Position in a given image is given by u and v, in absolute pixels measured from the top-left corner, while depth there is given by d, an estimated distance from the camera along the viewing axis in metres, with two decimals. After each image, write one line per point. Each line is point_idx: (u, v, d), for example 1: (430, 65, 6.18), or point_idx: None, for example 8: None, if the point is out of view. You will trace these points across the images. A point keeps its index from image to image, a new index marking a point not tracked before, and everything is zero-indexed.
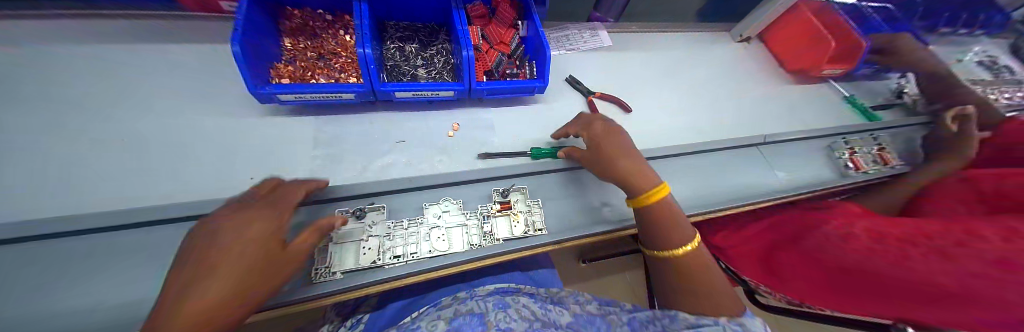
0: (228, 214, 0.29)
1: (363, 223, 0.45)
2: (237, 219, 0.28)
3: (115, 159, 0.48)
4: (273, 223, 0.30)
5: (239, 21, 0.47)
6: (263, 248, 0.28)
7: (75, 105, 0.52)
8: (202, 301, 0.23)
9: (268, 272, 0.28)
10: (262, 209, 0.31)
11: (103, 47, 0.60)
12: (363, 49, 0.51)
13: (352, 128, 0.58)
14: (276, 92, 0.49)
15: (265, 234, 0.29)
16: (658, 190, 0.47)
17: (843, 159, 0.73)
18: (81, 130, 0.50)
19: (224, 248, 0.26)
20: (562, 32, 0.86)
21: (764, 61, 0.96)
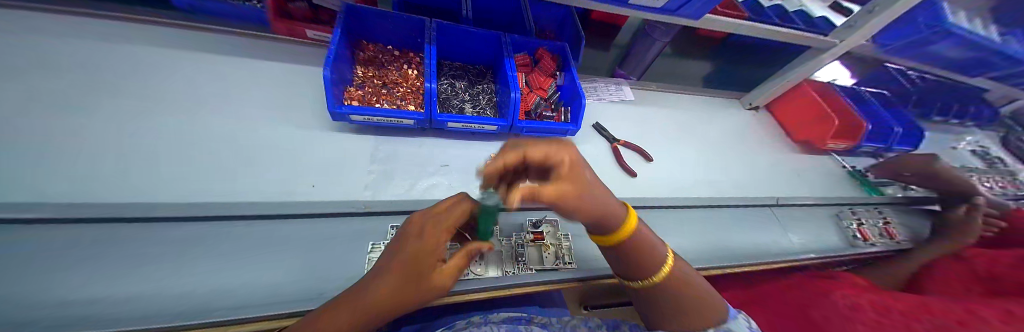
0: (416, 227, 0.35)
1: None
2: (410, 233, 0.35)
3: (199, 156, 0.54)
4: (432, 241, 0.33)
5: (332, 50, 0.56)
6: (416, 264, 0.31)
7: (172, 105, 0.59)
8: (357, 307, 0.28)
9: (415, 292, 0.30)
10: (430, 226, 0.35)
11: (199, 56, 0.69)
12: (430, 84, 0.59)
13: (402, 150, 0.64)
14: (350, 112, 0.56)
15: (421, 252, 0.32)
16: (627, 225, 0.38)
17: (850, 229, 0.77)
18: (174, 128, 0.56)
19: (393, 258, 0.32)
20: (590, 83, 0.95)
21: (772, 128, 1.04)
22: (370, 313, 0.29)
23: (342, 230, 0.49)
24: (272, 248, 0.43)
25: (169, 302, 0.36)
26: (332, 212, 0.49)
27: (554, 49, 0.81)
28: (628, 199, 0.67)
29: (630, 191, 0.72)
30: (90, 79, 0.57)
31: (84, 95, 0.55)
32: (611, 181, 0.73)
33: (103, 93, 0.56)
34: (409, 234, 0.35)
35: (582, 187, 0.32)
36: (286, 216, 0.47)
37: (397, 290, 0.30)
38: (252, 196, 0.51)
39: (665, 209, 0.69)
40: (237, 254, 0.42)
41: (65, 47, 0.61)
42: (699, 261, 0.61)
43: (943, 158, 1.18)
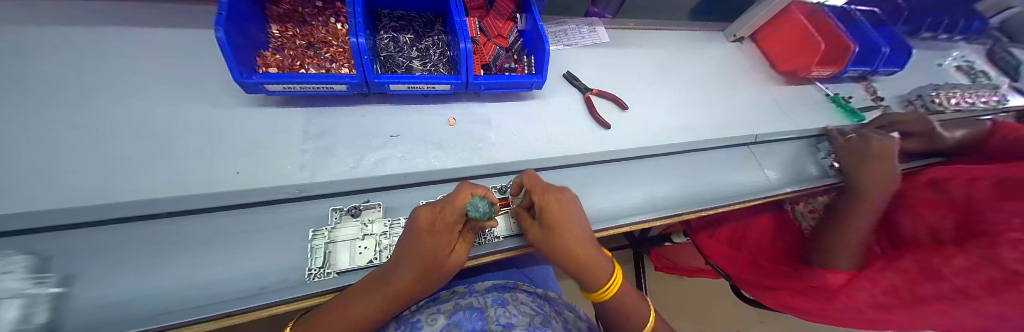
0: (426, 222, 0.36)
1: (359, 221, 0.46)
2: (422, 232, 0.36)
3: (68, 145, 0.43)
4: (440, 242, 0.37)
5: (223, 3, 0.45)
6: (431, 264, 0.36)
7: (27, 84, 0.47)
8: (385, 291, 0.36)
9: (432, 280, 0.38)
10: (439, 224, 0.36)
11: (63, 26, 0.55)
12: (358, 38, 0.49)
13: (343, 122, 0.56)
14: (263, 81, 0.47)
15: (432, 255, 0.36)
16: (613, 285, 0.41)
17: (826, 160, 0.75)
18: (37, 113, 0.45)
19: (406, 253, 0.36)
20: (559, 27, 0.84)
21: (757, 61, 0.97)
22: (392, 304, 0.36)
23: (279, 218, 0.45)
24: (202, 247, 0.40)
25: (76, 315, 0.33)
26: (265, 199, 0.44)
27: None
28: (601, 152, 0.63)
29: (603, 144, 0.67)
30: None
31: None
32: (582, 135, 0.67)
33: None
34: (418, 230, 0.36)
35: (565, 236, 0.38)
36: (218, 206, 0.43)
37: (413, 281, 0.36)
38: (164, 190, 0.44)
39: (640, 159, 0.65)
40: (162, 256, 0.39)
41: None
42: (674, 207, 0.59)
43: (928, 78, 1.15)
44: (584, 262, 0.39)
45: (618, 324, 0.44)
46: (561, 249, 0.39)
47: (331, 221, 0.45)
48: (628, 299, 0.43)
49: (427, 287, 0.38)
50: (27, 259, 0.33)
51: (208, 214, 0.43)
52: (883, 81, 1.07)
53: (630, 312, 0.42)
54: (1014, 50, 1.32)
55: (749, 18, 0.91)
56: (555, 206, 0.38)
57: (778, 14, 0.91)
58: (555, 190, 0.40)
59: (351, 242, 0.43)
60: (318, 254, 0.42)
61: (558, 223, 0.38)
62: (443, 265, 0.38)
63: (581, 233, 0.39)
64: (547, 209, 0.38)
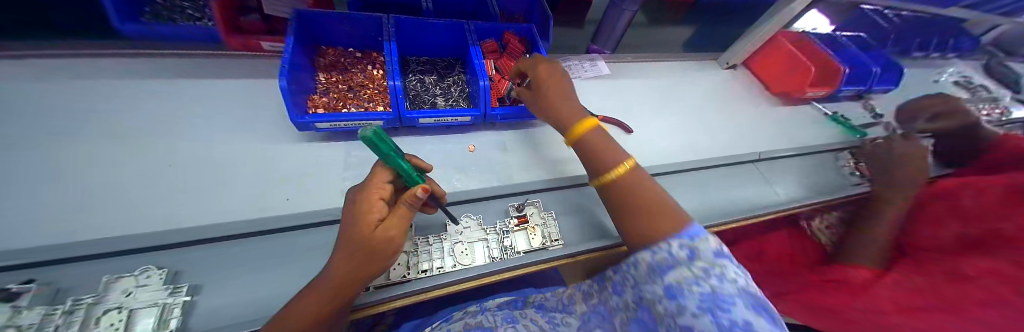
0: (354, 201, 0.36)
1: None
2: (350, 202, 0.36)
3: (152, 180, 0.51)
4: (366, 212, 0.35)
5: (287, 60, 0.54)
6: (360, 251, 0.34)
7: (121, 130, 0.57)
8: (323, 288, 0.33)
9: (369, 265, 0.35)
10: (364, 201, 0.35)
11: (149, 81, 0.66)
12: (395, 81, 0.58)
13: (375, 152, 0.63)
14: (314, 120, 0.55)
15: (355, 227, 0.34)
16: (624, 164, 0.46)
17: (848, 169, 0.80)
18: (125, 155, 0.54)
19: (340, 238, 0.35)
20: (564, 62, 0.94)
21: (753, 85, 1.03)
22: (335, 285, 0.33)
23: (320, 239, 0.50)
24: (252, 267, 0.46)
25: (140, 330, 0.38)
26: (308, 222, 0.50)
27: (521, 31, 0.79)
28: None
29: None
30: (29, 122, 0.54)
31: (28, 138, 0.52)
32: None
33: (48, 134, 0.53)
34: (351, 209, 0.36)
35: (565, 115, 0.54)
36: (268, 230, 0.49)
37: (348, 268, 0.34)
38: (223, 215, 0.50)
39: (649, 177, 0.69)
40: (220, 275, 0.44)
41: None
42: None
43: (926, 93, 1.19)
44: (594, 138, 0.50)
45: (635, 215, 0.43)
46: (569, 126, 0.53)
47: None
48: (642, 186, 0.44)
49: (367, 268, 0.35)
50: (163, 273, 0.42)
51: (258, 238, 0.49)
52: (881, 98, 1.11)
53: (646, 204, 0.42)
54: (1009, 64, 1.37)
55: (739, 47, 1.00)
56: (556, 98, 0.55)
57: (766, 43, 0.99)
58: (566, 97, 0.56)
59: None
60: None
61: (561, 104, 0.54)
62: (375, 250, 0.35)
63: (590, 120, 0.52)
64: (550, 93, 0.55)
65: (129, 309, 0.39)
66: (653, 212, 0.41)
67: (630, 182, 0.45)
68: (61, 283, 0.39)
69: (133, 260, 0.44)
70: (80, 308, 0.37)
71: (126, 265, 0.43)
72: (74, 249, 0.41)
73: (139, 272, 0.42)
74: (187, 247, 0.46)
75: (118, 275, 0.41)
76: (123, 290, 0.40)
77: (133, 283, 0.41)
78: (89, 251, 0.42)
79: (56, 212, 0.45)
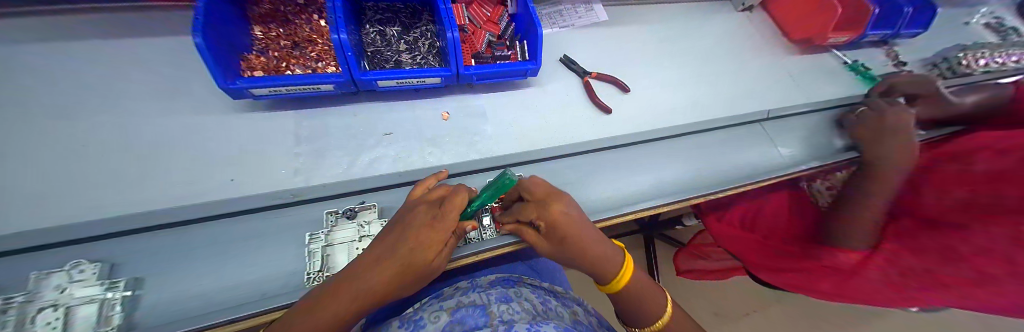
0: (429, 217, 0.35)
1: (354, 223, 0.45)
2: (423, 223, 0.34)
3: (59, 162, 0.43)
4: (437, 232, 0.34)
5: (197, 6, 0.43)
6: (417, 262, 0.33)
7: (14, 103, 0.47)
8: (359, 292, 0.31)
9: (415, 279, 0.34)
10: (438, 221, 0.35)
11: (44, 41, 0.54)
12: (340, 35, 0.47)
13: (333, 123, 0.55)
14: (247, 86, 0.46)
15: (421, 250, 0.33)
16: (625, 271, 0.41)
17: None
18: (22, 133, 0.45)
19: (396, 247, 0.33)
20: (554, 8, 0.80)
21: (768, 31, 0.91)
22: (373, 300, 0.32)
23: (272, 224, 0.44)
24: (195, 258, 0.40)
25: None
26: (255, 205, 0.44)
27: None
28: (606, 138, 0.60)
29: (605, 130, 0.64)
30: None
31: None
32: (582, 122, 0.65)
33: None
34: (412, 223, 0.34)
35: (574, 236, 0.37)
36: (209, 216, 0.43)
37: (393, 280, 0.32)
38: (155, 201, 0.44)
39: (644, 142, 0.62)
40: (157, 268, 0.39)
41: None
42: (681, 192, 0.56)
43: (954, 38, 1.07)
44: (598, 256, 0.40)
45: (635, 315, 0.43)
46: (575, 251, 0.39)
47: (328, 224, 0.44)
48: (642, 285, 0.43)
49: (407, 285, 0.34)
50: (98, 266, 0.37)
51: (200, 225, 0.43)
52: (906, 44, 0.99)
53: (646, 302, 0.42)
54: None
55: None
56: (561, 220, 0.37)
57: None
58: (560, 201, 0.38)
59: (348, 244, 0.43)
60: (315, 258, 0.41)
61: (570, 233, 0.37)
62: (426, 269, 0.34)
63: (591, 230, 0.39)
64: (556, 223, 0.37)
65: (66, 306, 0.33)
66: (656, 314, 0.42)
67: (633, 288, 0.42)
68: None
69: (55, 256, 0.38)
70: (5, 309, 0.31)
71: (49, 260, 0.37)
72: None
73: (69, 267, 0.36)
74: (113, 240, 0.40)
75: (46, 271, 0.35)
76: (56, 287, 0.34)
77: (66, 280, 0.35)
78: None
79: None
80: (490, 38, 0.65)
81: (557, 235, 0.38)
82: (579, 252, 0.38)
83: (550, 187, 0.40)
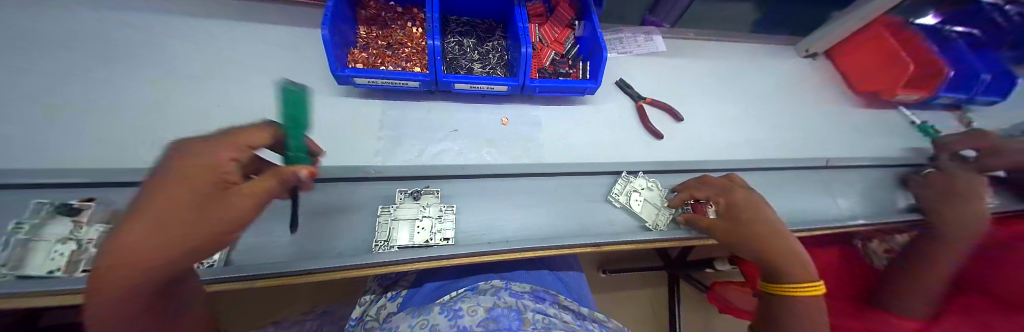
0: (200, 159, 0.25)
1: (418, 203, 0.49)
2: (211, 165, 0.25)
3: (196, 118, 0.52)
4: (185, 178, 0.24)
5: (329, 7, 0.52)
6: (196, 214, 0.23)
7: (168, 65, 0.58)
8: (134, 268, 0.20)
9: (197, 244, 0.23)
10: (195, 161, 0.25)
11: (194, 17, 0.66)
12: (434, 41, 0.55)
13: (410, 115, 0.61)
14: (353, 75, 0.54)
15: (165, 199, 0.22)
16: (818, 288, 0.42)
17: None
18: (171, 91, 0.54)
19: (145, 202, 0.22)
20: (614, 35, 0.85)
21: (828, 81, 0.90)
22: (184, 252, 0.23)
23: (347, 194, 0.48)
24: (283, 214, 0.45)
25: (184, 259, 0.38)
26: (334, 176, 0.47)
27: None
28: (657, 162, 0.62)
29: (655, 154, 0.66)
30: (94, 50, 0.56)
31: (94, 65, 0.54)
32: (633, 143, 0.67)
33: (111, 63, 0.55)
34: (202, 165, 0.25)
35: (757, 217, 0.44)
36: None
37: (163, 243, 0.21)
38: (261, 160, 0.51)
39: (696, 171, 0.63)
40: None
41: (60, 16, 0.58)
42: None
43: None
44: (784, 255, 0.43)
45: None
46: (752, 235, 0.44)
47: (397, 201, 0.49)
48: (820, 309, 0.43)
49: (223, 231, 0.25)
50: None
51: None
52: (981, 112, 0.94)
53: (815, 326, 0.42)
54: None
55: (822, 35, 0.86)
56: (738, 199, 0.47)
57: (857, 32, 0.84)
58: (738, 189, 0.48)
59: (411, 221, 0.47)
60: (383, 228, 0.46)
61: (748, 211, 0.45)
62: (213, 225, 0.24)
63: (776, 223, 0.45)
64: (733, 202, 0.46)
65: None
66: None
67: (812, 307, 0.42)
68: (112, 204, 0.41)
69: None
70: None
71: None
72: (132, 174, 0.42)
73: None
74: None
75: None
76: None
77: None
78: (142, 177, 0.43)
79: (106, 138, 0.47)
80: (555, 57, 0.71)
81: (744, 228, 0.45)
82: (768, 253, 0.43)
83: (735, 181, 0.51)
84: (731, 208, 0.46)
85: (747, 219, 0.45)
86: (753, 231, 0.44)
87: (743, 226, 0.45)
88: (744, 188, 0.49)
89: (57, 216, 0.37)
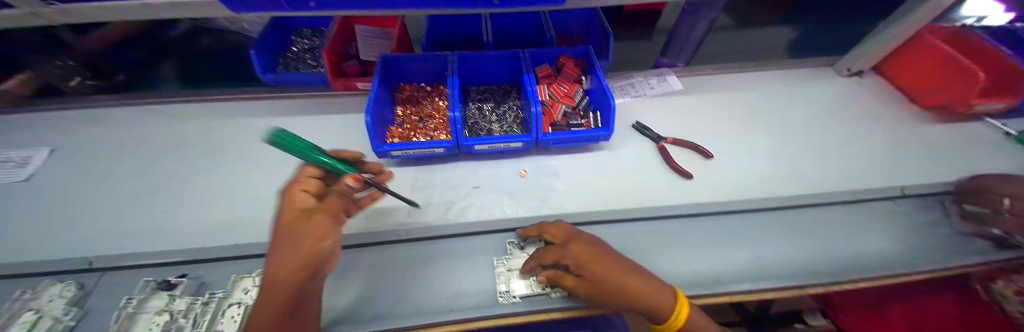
0: (297, 192, 0.35)
1: (525, 253, 0.51)
2: (296, 199, 0.34)
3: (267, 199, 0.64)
4: (291, 206, 0.33)
5: (371, 97, 0.64)
6: (299, 234, 0.32)
7: (254, 155, 0.73)
8: (282, 282, 0.30)
9: (310, 253, 0.32)
10: (293, 195, 0.34)
11: (272, 114, 0.83)
12: (454, 114, 0.64)
13: (438, 176, 0.68)
14: (390, 149, 0.64)
15: (288, 228, 0.32)
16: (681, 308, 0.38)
17: None
18: (254, 178, 0.68)
19: (277, 239, 0.32)
20: (627, 80, 0.89)
21: (881, 98, 0.82)
22: (298, 270, 0.31)
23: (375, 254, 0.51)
24: None
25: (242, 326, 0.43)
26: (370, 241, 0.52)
27: (577, 54, 0.79)
28: (687, 205, 0.59)
29: (685, 196, 0.62)
30: (211, 151, 0.74)
31: (209, 163, 0.71)
32: (659, 185, 0.65)
33: (218, 160, 0.72)
34: (293, 200, 0.34)
35: (599, 263, 0.40)
36: None
37: (289, 258, 0.30)
38: None
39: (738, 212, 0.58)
40: None
41: (193, 128, 0.80)
42: (794, 275, 0.47)
43: None
44: (639, 290, 0.38)
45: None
46: (610, 283, 0.38)
47: (507, 252, 0.51)
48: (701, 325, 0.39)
49: (315, 248, 0.32)
50: None
51: None
52: None
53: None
54: None
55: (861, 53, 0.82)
56: (578, 251, 0.42)
57: (901, 46, 0.79)
58: (575, 237, 0.45)
59: (448, 280, 0.47)
60: (500, 279, 0.47)
61: (591, 259, 0.40)
62: (311, 233, 0.32)
63: (617, 264, 0.40)
64: (573, 256, 0.41)
65: (244, 306, 0.45)
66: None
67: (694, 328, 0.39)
68: (199, 279, 0.49)
69: (249, 265, 0.52)
70: (210, 302, 0.45)
71: (252, 265, 0.52)
72: (220, 252, 0.52)
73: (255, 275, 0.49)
74: None
75: (241, 276, 0.49)
76: (243, 289, 0.47)
77: (250, 284, 0.48)
78: (224, 254, 0.52)
79: (206, 222, 0.60)
80: (567, 110, 0.75)
81: (584, 273, 0.40)
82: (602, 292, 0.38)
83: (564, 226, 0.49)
84: (575, 262, 0.41)
85: (583, 264, 0.40)
86: (607, 279, 0.38)
87: (596, 272, 0.39)
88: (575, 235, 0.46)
89: (158, 292, 0.46)
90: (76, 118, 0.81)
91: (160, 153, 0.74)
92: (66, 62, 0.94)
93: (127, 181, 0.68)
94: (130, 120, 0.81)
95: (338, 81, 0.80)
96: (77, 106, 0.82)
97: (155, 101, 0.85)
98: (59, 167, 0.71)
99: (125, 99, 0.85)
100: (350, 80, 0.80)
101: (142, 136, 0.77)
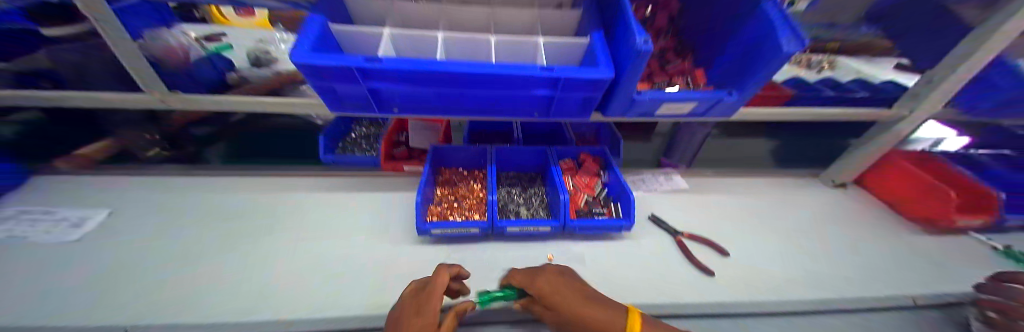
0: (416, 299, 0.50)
1: None
2: (417, 304, 0.48)
3: (313, 272, 0.65)
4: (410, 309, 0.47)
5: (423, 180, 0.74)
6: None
7: (302, 226, 0.79)
8: None
9: None
10: (418, 300, 0.49)
11: (323, 187, 0.92)
12: (492, 198, 0.73)
13: (470, 256, 0.72)
14: (432, 227, 0.70)
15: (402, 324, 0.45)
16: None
17: None
18: (302, 249, 0.71)
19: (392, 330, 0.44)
20: (638, 175, 1.01)
21: (861, 209, 0.93)
22: None
23: None
24: None
25: None
26: None
27: (594, 152, 0.93)
28: (717, 305, 0.61)
29: (715, 294, 0.64)
30: (262, 219, 0.80)
31: (261, 231, 0.76)
32: (685, 280, 0.67)
33: (270, 228, 0.77)
34: (415, 304, 0.48)
35: (558, 300, 0.49)
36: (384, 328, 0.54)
37: None
38: (351, 310, 0.58)
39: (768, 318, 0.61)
40: None
41: (249, 197, 0.87)
42: None
43: None
44: (591, 323, 0.45)
45: None
46: (565, 313, 0.47)
47: None
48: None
49: None
50: None
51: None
52: None
53: None
54: None
55: (846, 167, 1.00)
56: (541, 286, 0.52)
57: (880, 161, 0.97)
58: (541, 273, 0.55)
59: None
60: None
61: (548, 294, 0.50)
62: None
63: (570, 295, 0.49)
64: (538, 290, 0.52)
65: None
66: None
67: None
68: None
69: None
70: None
71: None
72: None
73: None
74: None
75: None
76: None
77: None
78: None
79: (247, 294, 0.59)
80: (588, 199, 0.84)
81: (544, 304, 0.50)
82: (558, 318, 0.48)
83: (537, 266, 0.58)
84: (538, 295, 0.51)
85: (545, 298, 0.50)
86: (560, 312, 0.48)
87: (550, 302, 0.49)
88: (547, 270, 0.56)
89: None
90: (147, 182, 0.90)
91: (215, 218, 0.79)
92: (152, 135, 1.02)
93: (175, 242, 0.70)
94: (195, 188, 0.89)
95: (388, 164, 0.96)
96: (153, 173, 0.92)
97: (222, 172, 0.96)
98: (112, 226, 0.74)
99: (195, 171, 0.95)
100: (399, 163, 0.96)
101: (201, 202, 0.84)
